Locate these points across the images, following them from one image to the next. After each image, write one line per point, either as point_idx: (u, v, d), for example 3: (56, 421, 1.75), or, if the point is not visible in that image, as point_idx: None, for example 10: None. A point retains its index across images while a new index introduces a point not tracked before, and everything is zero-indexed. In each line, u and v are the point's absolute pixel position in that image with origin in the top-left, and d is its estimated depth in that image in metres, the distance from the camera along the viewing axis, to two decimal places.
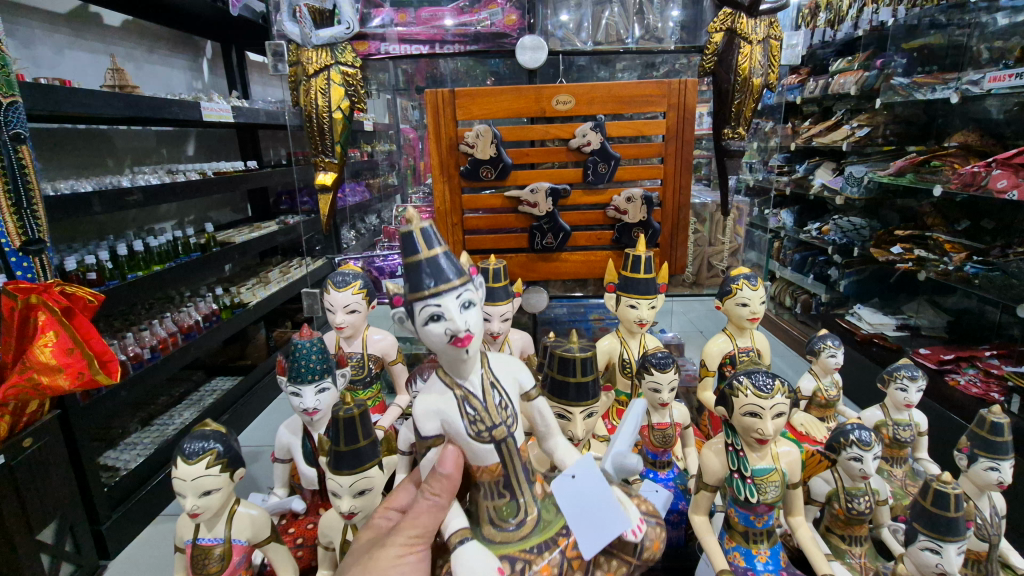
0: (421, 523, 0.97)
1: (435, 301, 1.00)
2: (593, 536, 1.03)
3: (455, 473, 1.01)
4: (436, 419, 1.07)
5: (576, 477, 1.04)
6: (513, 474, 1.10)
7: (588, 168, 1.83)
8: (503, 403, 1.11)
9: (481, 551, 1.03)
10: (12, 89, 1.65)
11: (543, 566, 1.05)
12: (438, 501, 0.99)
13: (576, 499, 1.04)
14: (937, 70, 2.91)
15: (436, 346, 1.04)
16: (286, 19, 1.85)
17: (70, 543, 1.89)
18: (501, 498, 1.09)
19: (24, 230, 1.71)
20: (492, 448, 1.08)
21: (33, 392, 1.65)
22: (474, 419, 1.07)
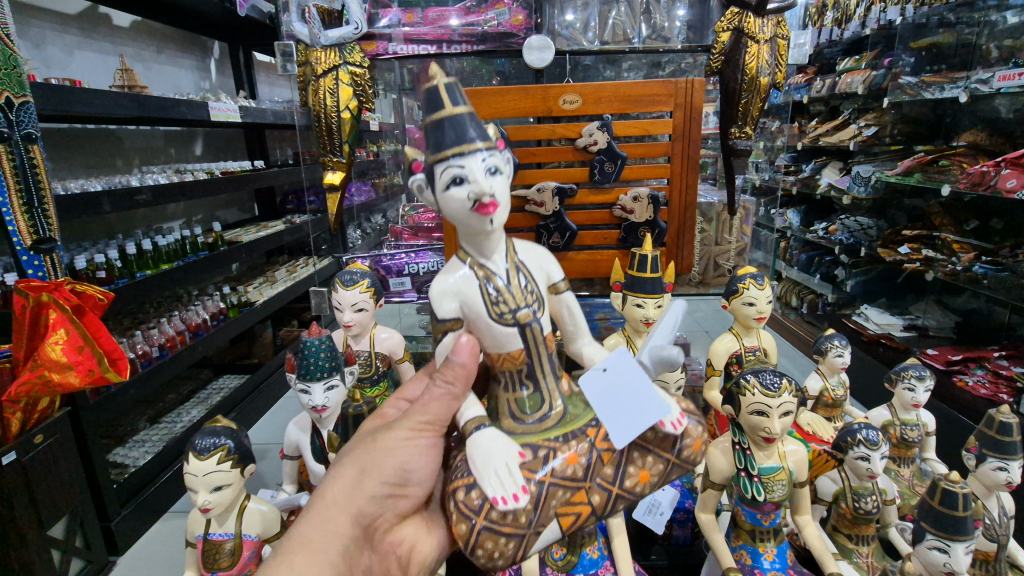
0: (431, 410, 0.92)
1: (459, 165, 1.02)
2: (625, 427, 0.94)
3: (471, 362, 0.93)
4: (457, 299, 1.08)
5: (607, 370, 0.94)
6: (537, 362, 1.13)
7: (594, 167, 1.84)
8: (528, 288, 1.13)
9: (500, 437, 0.98)
10: (23, 89, 1.68)
11: (570, 454, 1.03)
12: (452, 389, 0.92)
13: (606, 393, 0.94)
14: (945, 69, 2.89)
15: (456, 211, 1.06)
16: (295, 20, 1.87)
17: (80, 539, 1.91)
18: (523, 389, 1.12)
19: (36, 229, 1.74)
20: (516, 332, 1.10)
21: (45, 388, 1.68)
22: (497, 300, 1.09)
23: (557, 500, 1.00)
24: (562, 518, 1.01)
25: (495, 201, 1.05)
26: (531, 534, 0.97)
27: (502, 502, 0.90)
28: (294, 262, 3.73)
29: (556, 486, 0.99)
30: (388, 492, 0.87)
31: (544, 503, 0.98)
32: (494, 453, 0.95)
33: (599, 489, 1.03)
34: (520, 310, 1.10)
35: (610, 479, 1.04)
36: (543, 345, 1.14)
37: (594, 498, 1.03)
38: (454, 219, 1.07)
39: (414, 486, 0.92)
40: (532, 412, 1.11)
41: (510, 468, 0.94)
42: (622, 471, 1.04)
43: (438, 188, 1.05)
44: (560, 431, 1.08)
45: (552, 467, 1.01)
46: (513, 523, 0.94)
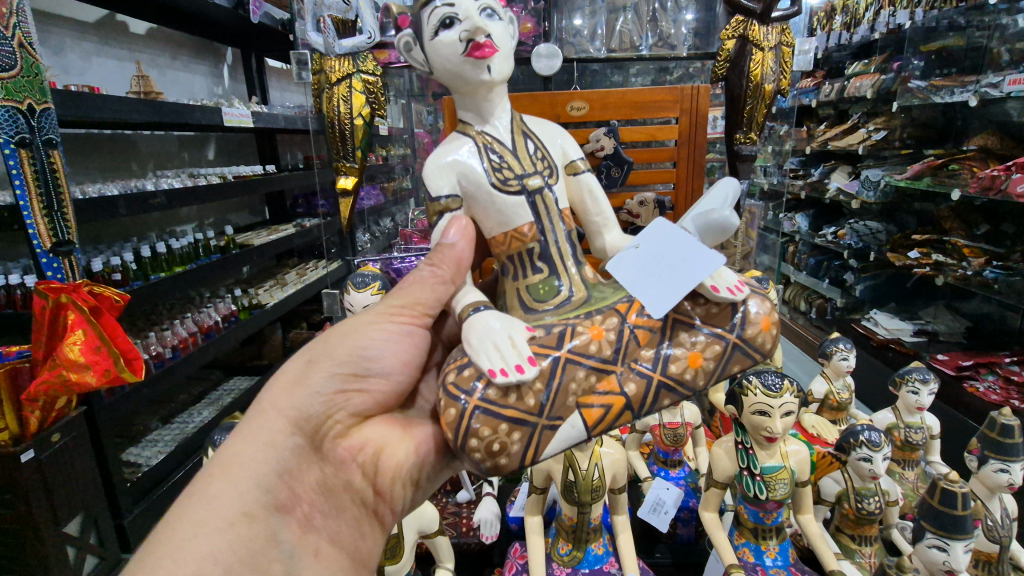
0: (408, 293, 0.96)
1: (449, 3, 1.12)
2: (664, 294, 0.87)
3: (460, 244, 0.99)
4: (456, 170, 1.14)
5: (639, 245, 0.93)
6: (552, 241, 1.15)
7: (600, 173, 1.82)
8: (535, 156, 1.19)
9: (490, 317, 0.95)
10: (44, 95, 1.73)
11: (596, 331, 0.96)
12: (438, 271, 0.97)
13: (642, 266, 0.90)
14: (956, 73, 2.90)
15: (448, 54, 1.15)
16: (310, 29, 1.91)
17: (93, 535, 1.95)
18: (537, 273, 1.14)
19: (55, 232, 1.79)
20: (525, 203, 1.14)
21: (62, 387, 1.73)
22: (500, 166, 1.15)
23: (577, 387, 0.92)
24: (585, 411, 0.91)
25: (488, 36, 1.13)
26: (543, 421, 0.89)
27: (499, 375, 0.87)
28: (303, 265, 3.77)
29: (574, 363, 0.92)
30: (338, 388, 0.87)
31: (560, 382, 0.91)
32: (495, 328, 0.93)
33: (634, 376, 0.94)
34: (526, 176, 1.15)
35: (648, 364, 0.94)
36: (557, 223, 1.16)
37: (629, 387, 0.93)
38: (451, 64, 1.16)
39: (373, 380, 0.92)
40: (546, 298, 1.11)
41: (512, 340, 0.91)
42: (666, 351, 0.95)
43: (432, 33, 1.15)
44: (579, 309, 1.04)
45: (568, 340, 0.94)
46: (518, 404, 0.88)
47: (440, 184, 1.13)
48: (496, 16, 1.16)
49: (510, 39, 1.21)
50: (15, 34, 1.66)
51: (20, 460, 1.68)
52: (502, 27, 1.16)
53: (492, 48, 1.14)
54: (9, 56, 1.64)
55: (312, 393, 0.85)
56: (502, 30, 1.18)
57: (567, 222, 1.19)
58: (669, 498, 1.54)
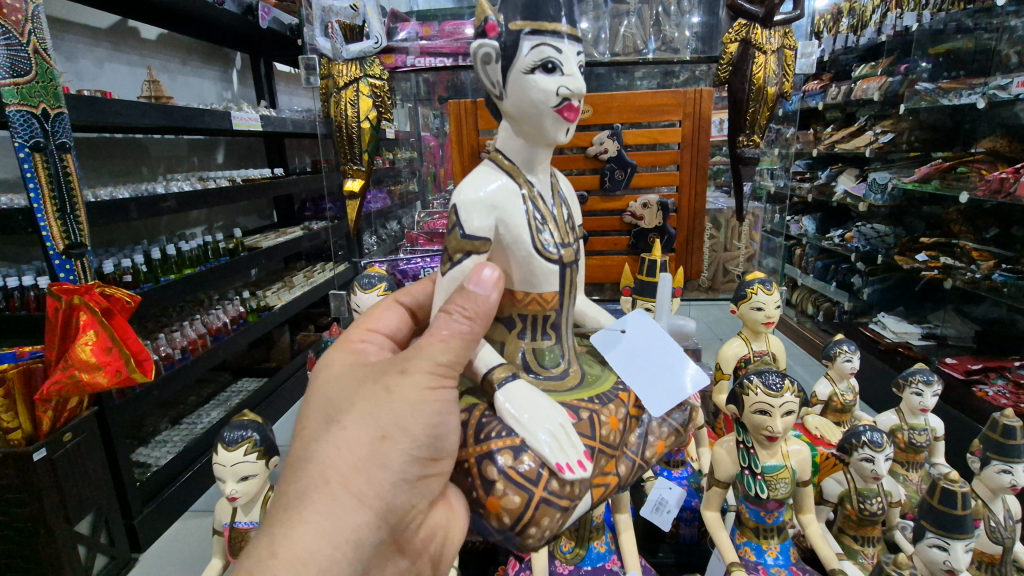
0: (451, 350, 0.81)
1: (557, 47, 1.05)
2: (658, 394, 1.01)
3: (494, 297, 0.84)
4: (496, 214, 1.04)
5: (626, 331, 1.07)
6: (564, 310, 1.14)
7: (605, 175, 1.88)
8: (565, 221, 1.16)
9: (535, 400, 0.95)
10: (58, 100, 1.77)
11: (613, 420, 1.04)
12: (473, 329, 0.83)
13: (631, 352, 1.06)
14: (964, 75, 2.91)
15: (535, 97, 1.06)
16: (319, 34, 1.95)
17: (104, 536, 1.98)
18: (545, 339, 1.13)
19: (68, 234, 1.82)
20: (557, 272, 1.09)
21: (74, 388, 1.76)
22: (542, 227, 1.08)
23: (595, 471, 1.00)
24: (596, 490, 1.00)
25: (580, 101, 1.09)
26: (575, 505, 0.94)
27: (567, 471, 0.90)
28: (311, 268, 3.80)
29: (601, 452, 1.00)
30: (419, 475, 0.78)
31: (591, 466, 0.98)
32: (546, 416, 0.94)
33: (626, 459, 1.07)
34: (563, 246, 1.11)
35: (634, 447, 1.08)
36: (571, 292, 1.15)
37: (621, 468, 1.05)
38: (539, 109, 1.07)
39: (445, 461, 0.82)
40: (549, 366, 1.11)
41: (565, 430, 0.94)
42: (644, 439, 1.10)
43: (530, 69, 1.05)
44: (590, 390, 1.08)
45: (597, 430, 1.01)
46: (568, 494, 0.92)
47: (475, 221, 1.03)
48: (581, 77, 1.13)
49: None
50: (31, 40, 1.70)
51: (33, 459, 1.72)
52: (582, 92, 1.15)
53: (577, 113, 1.11)
54: (23, 62, 1.67)
55: (395, 482, 0.74)
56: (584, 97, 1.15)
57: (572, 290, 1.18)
58: (671, 496, 1.55)
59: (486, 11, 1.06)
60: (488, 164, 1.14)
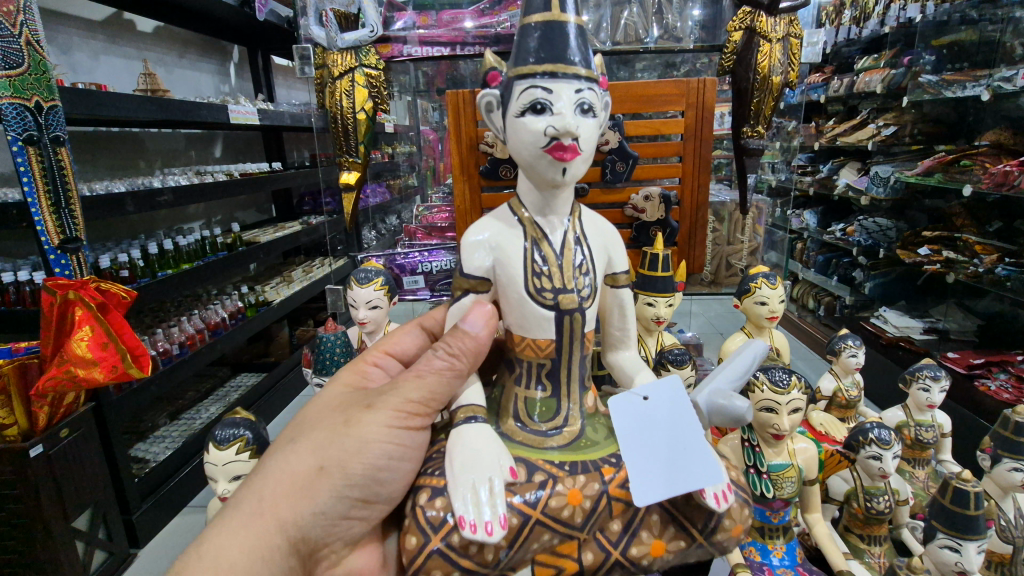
0: (426, 383, 0.94)
1: (545, 87, 1.04)
2: (653, 484, 0.90)
3: (482, 334, 0.96)
4: (493, 255, 1.09)
5: (648, 399, 0.95)
6: (565, 360, 1.10)
7: (605, 167, 1.84)
8: (578, 268, 1.10)
9: (481, 446, 0.95)
10: (52, 93, 1.72)
11: (572, 492, 0.95)
12: (455, 363, 0.95)
13: (641, 421, 0.93)
14: (968, 67, 2.83)
15: (525, 138, 1.06)
16: (313, 23, 1.90)
17: (103, 531, 1.96)
18: (539, 390, 1.10)
19: (63, 228, 1.79)
20: (551, 318, 1.07)
21: (70, 384, 1.72)
22: (540, 272, 1.08)
23: (537, 546, 0.94)
24: (540, 567, 0.94)
25: (576, 139, 1.03)
26: (494, 571, 0.92)
27: (466, 527, 0.85)
28: (310, 263, 3.77)
29: (542, 525, 0.93)
30: (343, 514, 0.90)
31: (522, 542, 0.92)
32: (477, 469, 0.91)
33: (594, 547, 0.96)
34: (563, 292, 1.07)
35: (612, 538, 0.96)
36: (577, 345, 1.10)
37: (587, 556, 0.95)
38: (528, 151, 1.06)
39: (378, 506, 0.94)
40: (542, 420, 1.08)
41: (492, 487, 0.89)
42: (634, 531, 0.96)
43: (519, 112, 1.06)
44: (574, 454, 1.02)
45: (544, 501, 0.93)
46: (477, 556, 0.89)
47: (473, 260, 1.08)
48: (591, 114, 1.07)
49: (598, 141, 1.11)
50: (23, 32, 1.66)
51: (29, 456, 1.69)
52: (594, 128, 1.07)
53: (574, 151, 1.04)
54: (15, 54, 1.64)
55: (315, 514, 0.87)
56: (594, 133, 1.08)
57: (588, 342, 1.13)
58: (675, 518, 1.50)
59: (492, 66, 1.14)
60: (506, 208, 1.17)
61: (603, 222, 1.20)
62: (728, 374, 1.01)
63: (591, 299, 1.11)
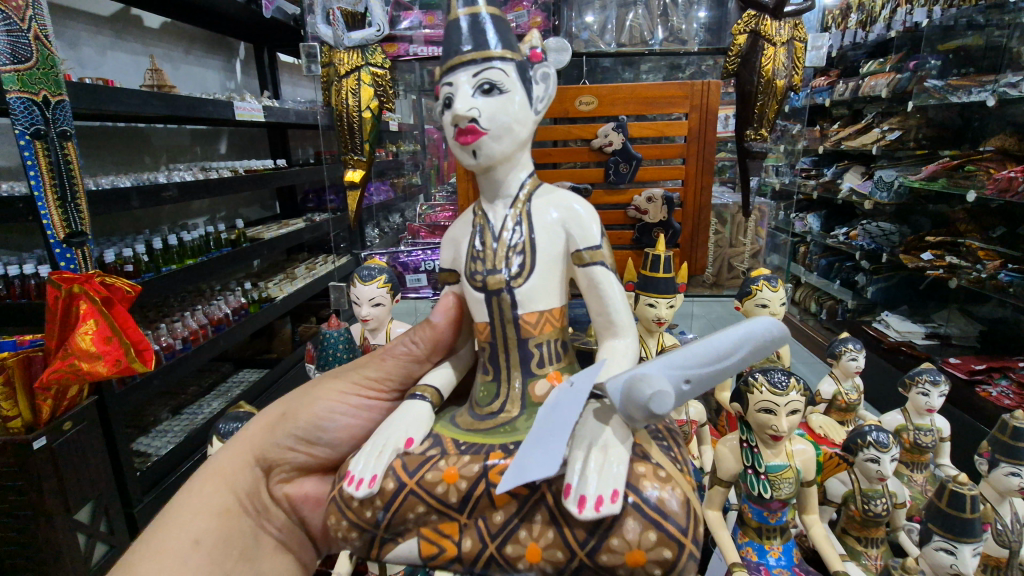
0: (384, 367, 1.11)
1: (448, 81, 1.10)
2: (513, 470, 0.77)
3: (440, 324, 1.13)
4: (453, 249, 1.20)
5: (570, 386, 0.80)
6: (502, 343, 1.12)
7: (609, 168, 1.85)
8: (512, 250, 1.12)
9: (405, 417, 1.01)
10: (60, 88, 1.75)
11: (450, 473, 0.90)
12: (413, 349, 1.12)
13: (553, 407, 0.80)
14: (973, 72, 2.83)
15: (446, 132, 1.15)
16: (320, 21, 1.91)
17: (104, 524, 1.97)
18: (485, 374, 1.13)
19: (68, 223, 1.80)
20: (482, 301, 1.12)
21: (74, 377, 1.74)
22: (477, 255, 1.14)
23: (416, 519, 0.90)
24: (424, 543, 0.89)
25: (472, 121, 1.08)
26: (383, 535, 0.90)
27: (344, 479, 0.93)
28: (313, 260, 3.79)
29: (416, 496, 0.89)
30: (292, 443, 1.03)
31: (397, 509, 0.89)
32: (380, 433, 0.98)
33: (474, 536, 0.87)
34: (490, 273, 1.11)
35: (492, 530, 0.87)
36: (511, 329, 1.11)
37: (465, 542, 0.88)
38: (447, 140, 1.15)
39: (323, 447, 1.05)
40: (482, 403, 1.09)
41: (382, 449, 0.95)
42: (512, 528, 0.86)
43: (438, 110, 1.15)
44: (484, 438, 0.98)
45: (421, 473, 0.91)
46: (356, 515, 0.90)
47: (445, 256, 1.22)
48: (498, 91, 1.09)
49: (515, 114, 1.12)
50: (32, 26, 1.68)
51: (32, 448, 1.70)
52: (501, 106, 1.10)
53: (478, 133, 1.10)
54: (25, 48, 1.65)
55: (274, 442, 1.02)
56: (506, 108, 1.10)
57: (540, 323, 1.11)
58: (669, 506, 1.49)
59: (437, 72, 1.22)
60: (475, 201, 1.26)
61: (575, 202, 1.16)
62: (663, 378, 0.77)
63: (524, 277, 1.11)
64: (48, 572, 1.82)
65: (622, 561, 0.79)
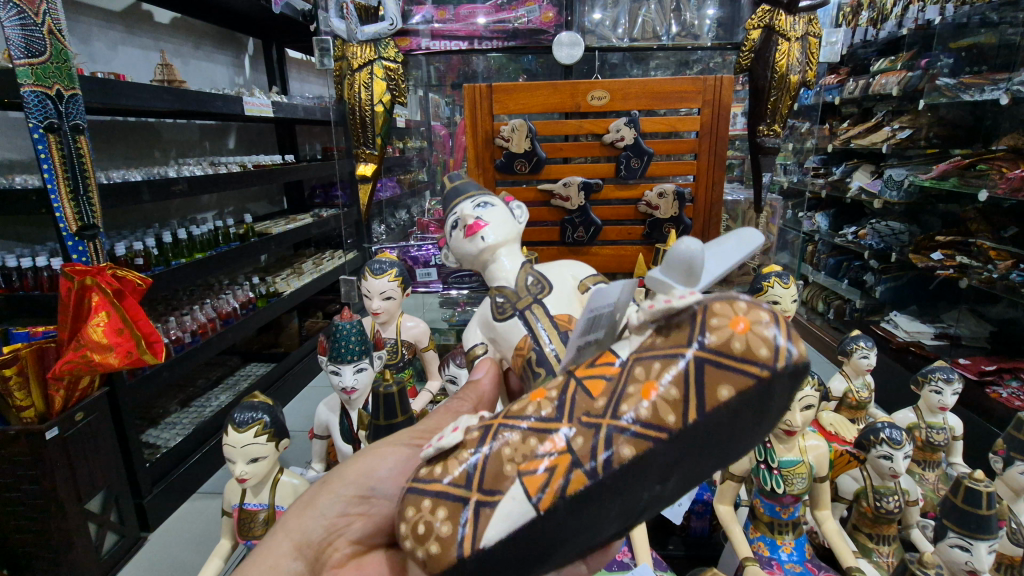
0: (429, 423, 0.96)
1: (453, 212, 1.40)
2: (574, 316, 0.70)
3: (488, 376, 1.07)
4: (478, 322, 1.39)
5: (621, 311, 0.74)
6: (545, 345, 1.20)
7: (620, 163, 1.85)
8: (530, 283, 1.33)
9: None
10: (73, 82, 1.76)
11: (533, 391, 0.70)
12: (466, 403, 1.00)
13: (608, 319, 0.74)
14: (986, 70, 2.79)
15: (460, 247, 1.39)
16: (333, 15, 1.90)
17: (115, 514, 1.98)
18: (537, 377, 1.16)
19: (80, 215, 1.81)
20: (514, 321, 1.26)
21: (86, 368, 1.75)
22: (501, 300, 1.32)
23: (512, 456, 0.64)
24: (527, 478, 0.61)
25: (476, 218, 1.35)
26: (480, 495, 0.63)
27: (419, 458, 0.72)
28: (321, 255, 3.83)
29: (504, 427, 0.67)
30: (340, 511, 0.89)
31: (487, 456, 0.65)
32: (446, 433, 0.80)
33: (582, 428, 0.62)
34: (517, 301, 1.29)
35: (595, 412, 0.63)
36: (550, 326, 1.23)
37: (575, 440, 0.61)
38: (466, 253, 1.38)
39: None
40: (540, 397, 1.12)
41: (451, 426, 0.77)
42: (619, 389, 0.63)
43: (449, 237, 1.41)
44: None
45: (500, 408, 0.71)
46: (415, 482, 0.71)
47: (471, 338, 1.39)
48: (491, 205, 1.39)
49: (509, 218, 1.40)
50: (46, 20, 1.68)
51: (45, 437, 1.73)
52: (496, 211, 1.39)
53: (484, 230, 1.35)
54: (38, 42, 1.66)
55: None
56: (501, 215, 1.39)
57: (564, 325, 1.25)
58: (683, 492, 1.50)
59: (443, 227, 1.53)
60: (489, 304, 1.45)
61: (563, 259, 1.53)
62: (716, 256, 0.65)
63: (547, 293, 1.32)
64: (60, 563, 1.84)
65: (729, 335, 0.61)
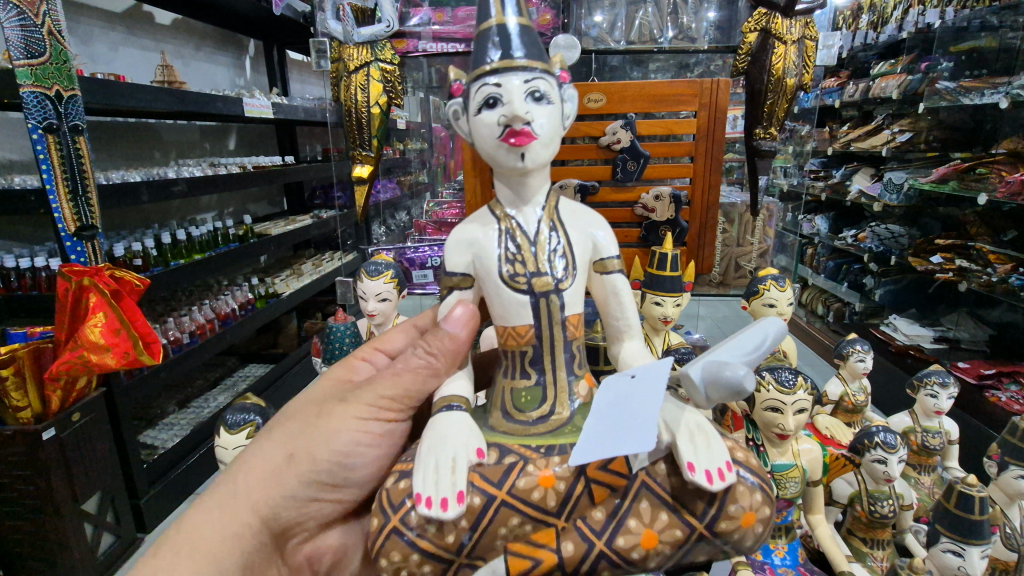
0: (401, 401, 0.99)
1: (496, 82, 1.05)
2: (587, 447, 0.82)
3: (462, 334, 1.00)
4: (474, 253, 1.10)
5: (634, 376, 0.84)
6: (547, 349, 1.08)
7: (616, 165, 1.85)
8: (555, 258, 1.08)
9: (462, 423, 0.94)
10: (72, 83, 1.75)
11: (546, 475, 0.90)
12: (432, 364, 0.99)
13: (619, 398, 0.82)
14: (986, 74, 2.79)
15: (485, 135, 1.08)
16: (331, 18, 1.94)
17: (111, 514, 1.98)
18: (525, 379, 1.07)
19: (79, 216, 1.81)
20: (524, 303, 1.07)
21: (83, 369, 1.76)
22: (514, 258, 1.08)
23: (506, 534, 0.89)
24: (513, 560, 0.88)
25: (527, 122, 1.04)
26: (465, 560, 0.88)
27: (422, 504, 0.84)
28: (320, 256, 3.82)
29: (509, 508, 0.88)
30: None
31: (487, 528, 0.87)
32: (440, 449, 0.89)
33: (576, 538, 0.89)
34: (534, 273, 1.06)
35: (596, 527, 0.90)
36: (557, 329, 1.08)
37: (567, 547, 0.88)
38: (483, 143, 1.08)
39: (345, 489, 1.03)
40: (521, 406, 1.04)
41: (453, 464, 0.87)
42: (622, 518, 0.90)
43: (476, 109, 1.07)
44: (545, 439, 0.98)
45: (512, 482, 0.89)
46: (436, 539, 0.86)
47: (454, 259, 1.11)
48: (545, 101, 1.08)
49: (558, 125, 1.12)
50: (45, 21, 1.68)
51: (41, 438, 1.72)
52: (547, 113, 1.08)
53: (527, 137, 1.05)
54: (37, 43, 1.66)
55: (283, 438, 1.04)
56: (553, 119, 1.10)
57: (568, 329, 1.09)
58: None
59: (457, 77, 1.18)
60: (487, 211, 1.15)
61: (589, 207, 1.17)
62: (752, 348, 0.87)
63: (570, 281, 1.08)
64: (55, 562, 1.84)
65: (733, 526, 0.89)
